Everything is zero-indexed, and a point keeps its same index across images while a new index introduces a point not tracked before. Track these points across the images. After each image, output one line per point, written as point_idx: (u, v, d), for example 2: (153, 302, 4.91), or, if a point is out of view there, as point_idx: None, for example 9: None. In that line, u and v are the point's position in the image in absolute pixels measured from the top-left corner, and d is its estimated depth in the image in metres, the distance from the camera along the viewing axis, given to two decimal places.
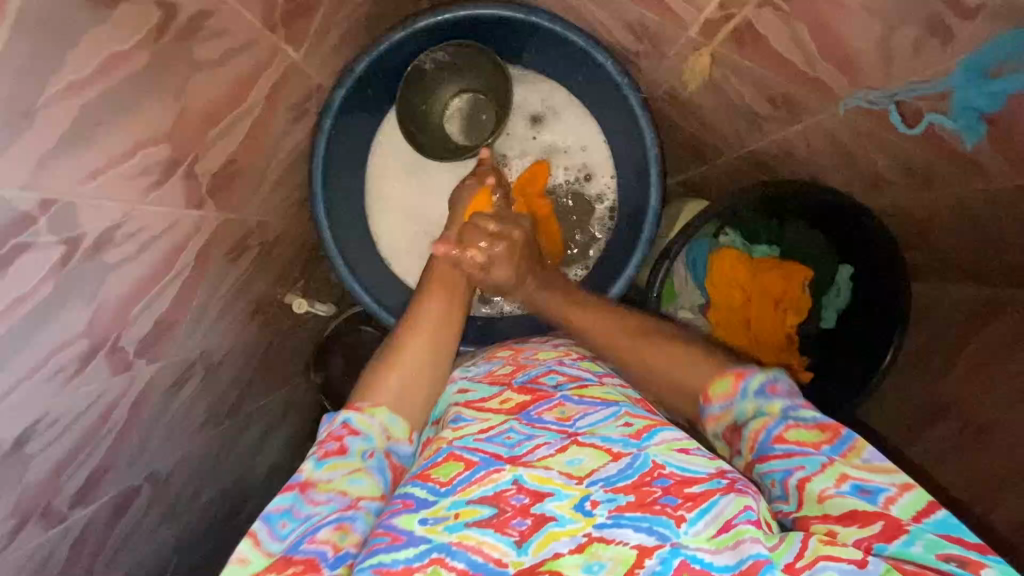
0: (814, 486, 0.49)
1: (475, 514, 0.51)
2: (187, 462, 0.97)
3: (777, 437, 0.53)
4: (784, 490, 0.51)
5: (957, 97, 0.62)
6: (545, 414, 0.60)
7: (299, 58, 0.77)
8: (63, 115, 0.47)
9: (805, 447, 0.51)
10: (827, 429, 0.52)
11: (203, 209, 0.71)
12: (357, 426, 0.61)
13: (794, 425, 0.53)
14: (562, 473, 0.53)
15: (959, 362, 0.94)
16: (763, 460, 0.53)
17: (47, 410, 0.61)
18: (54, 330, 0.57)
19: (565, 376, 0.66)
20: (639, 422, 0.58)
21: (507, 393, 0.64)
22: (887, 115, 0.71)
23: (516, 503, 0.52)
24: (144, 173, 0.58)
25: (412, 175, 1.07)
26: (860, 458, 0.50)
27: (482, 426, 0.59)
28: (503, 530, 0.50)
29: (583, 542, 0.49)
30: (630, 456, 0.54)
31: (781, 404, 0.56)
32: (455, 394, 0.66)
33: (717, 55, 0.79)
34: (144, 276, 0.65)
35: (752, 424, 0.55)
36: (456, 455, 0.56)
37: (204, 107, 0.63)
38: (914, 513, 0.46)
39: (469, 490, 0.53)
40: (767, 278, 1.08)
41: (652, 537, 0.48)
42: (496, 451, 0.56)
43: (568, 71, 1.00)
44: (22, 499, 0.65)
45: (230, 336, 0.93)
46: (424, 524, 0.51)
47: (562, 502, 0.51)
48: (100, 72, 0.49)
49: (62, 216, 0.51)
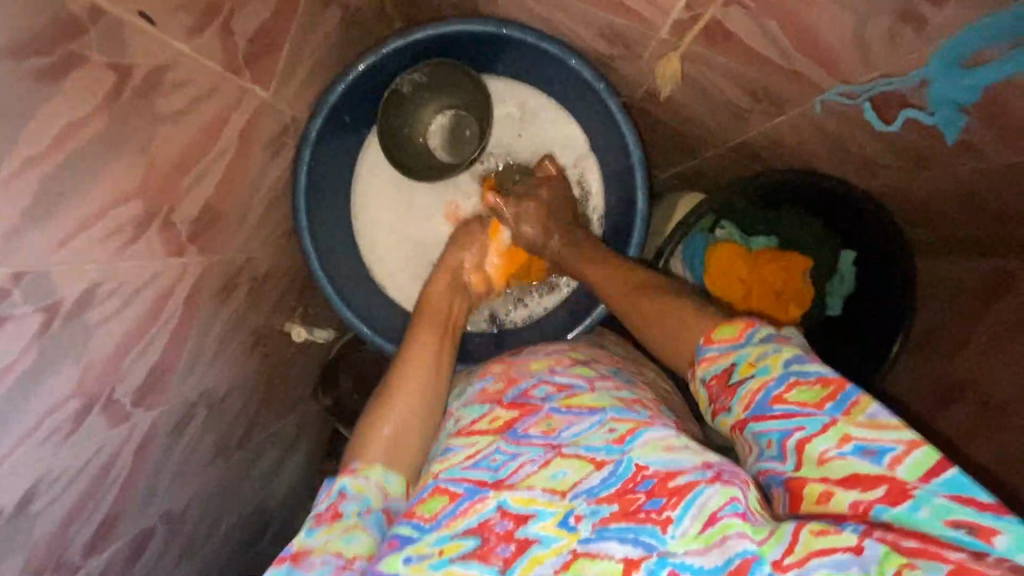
0: (814, 448, 0.46)
1: (459, 548, 0.51)
2: (200, 499, 0.98)
3: (775, 396, 0.50)
4: (780, 451, 0.48)
5: (936, 91, 0.62)
6: (531, 430, 0.59)
7: (269, 94, 0.77)
8: (23, 189, 0.47)
9: (806, 406, 0.48)
10: (830, 384, 0.48)
11: (186, 255, 0.71)
12: (351, 491, 0.61)
13: (796, 382, 0.49)
14: (545, 490, 0.53)
15: (969, 346, 0.92)
16: (758, 420, 0.50)
17: (46, 470, 0.62)
18: (44, 394, 0.58)
19: (554, 386, 0.64)
20: (623, 426, 0.56)
21: (496, 411, 0.63)
22: (863, 112, 0.72)
23: (500, 529, 0.51)
24: (118, 231, 0.58)
25: (397, 194, 1.06)
26: (865, 414, 0.46)
27: (469, 453, 0.59)
28: (487, 560, 0.50)
29: (568, 559, 0.49)
30: (613, 463, 0.53)
31: (785, 354, 0.51)
32: (453, 425, 0.66)
33: (690, 54, 0.77)
34: (132, 329, 0.66)
35: (749, 382, 0.52)
36: (440, 488, 0.55)
37: (174, 157, 0.63)
38: (923, 474, 0.42)
39: (454, 524, 0.53)
40: (767, 270, 1.05)
41: (638, 548, 0.48)
42: (480, 478, 0.55)
43: (544, 79, 0.99)
44: (33, 556, 0.66)
45: (229, 373, 0.93)
46: (409, 562, 0.51)
47: (545, 521, 0.51)
48: (59, 140, 0.49)
49: (37, 285, 0.52)
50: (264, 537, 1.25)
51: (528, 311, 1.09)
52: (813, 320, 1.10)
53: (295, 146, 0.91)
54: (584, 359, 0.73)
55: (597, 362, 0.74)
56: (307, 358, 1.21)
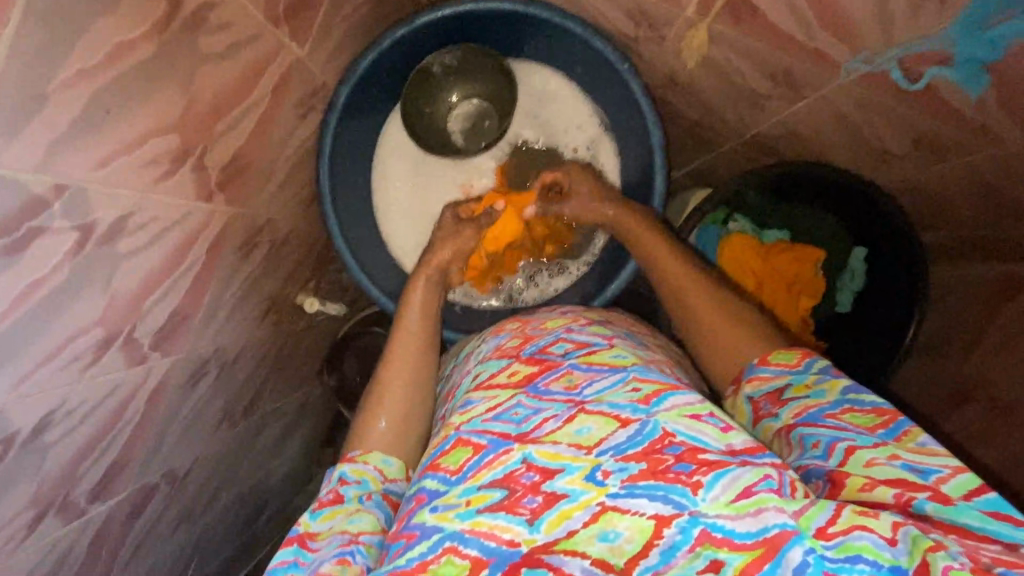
0: (863, 453, 0.51)
1: (486, 499, 0.51)
2: (204, 461, 0.98)
3: (829, 412, 0.56)
4: (826, 450, 0.53)
5: (960, 50, 0.61)
6: (553, 385, 0.58)
7: (303, 53, 0.79)
8: (73, 100, 0.49)
9: (860, 427, 0.54)
10: (884, 414, 0.54)
11: (213, 201, 0.73)
12: (351, 475, 0.64)
13: (850, 408, 0.56)
14: (570, 445, 0.53)
15: (981, 345, 0.93)
16: (809, 426, 0.56)
17: (66, 397, 0.62)
18: (71, 317, 0.58)
19: (574, 343, 0.64)
20: (648, 387, 0.56)
21: (515, 365, 0.62)
22: (889, 73, 0.70)
23: (526, 481, 0.51)
24: (153, 162, 0.60)
25: (418, 171, 1.08)
26: (915, 442, 0.51)
27: (489, 405, 0.58)
28: (515, 511, 0.50)
29: (597, 511, 0.49)
30: (639, 422, 0.53)
31: (844, 383, 0.58)
32: (471, 380, 0.66)
33: (714, 34, 0.80)
34: (157, 267, 0.67)
35: (803, 400, 0.58)
36: (463, 441, 0.56)
37: (211, 100, 0.65)
38: (965, 492, 0.47)
39: (479, 475, 0.53)
40: (779, 262, 1.07)
41: (669, 505, 0.48)
42: (504, 430, 0.55)
43: (568, 61, 1.01)
44: (42, 489, 0.66)
45: (244, 335, 0.94)
46: (435, 512, 0.52)
47: (573, 475, 0.51)
48: (109, 59, 0.51)
49: (75, 201, 0.53)
50: (260, 512, 1.25)
51: (538, 291, 1.10)
52: (820, 315, 1.12)
53: (322, 112, 0.93)
54: (601, 320, 0.73)
55: (612, 323, 0.74)
56: (316, 334, 1.22)
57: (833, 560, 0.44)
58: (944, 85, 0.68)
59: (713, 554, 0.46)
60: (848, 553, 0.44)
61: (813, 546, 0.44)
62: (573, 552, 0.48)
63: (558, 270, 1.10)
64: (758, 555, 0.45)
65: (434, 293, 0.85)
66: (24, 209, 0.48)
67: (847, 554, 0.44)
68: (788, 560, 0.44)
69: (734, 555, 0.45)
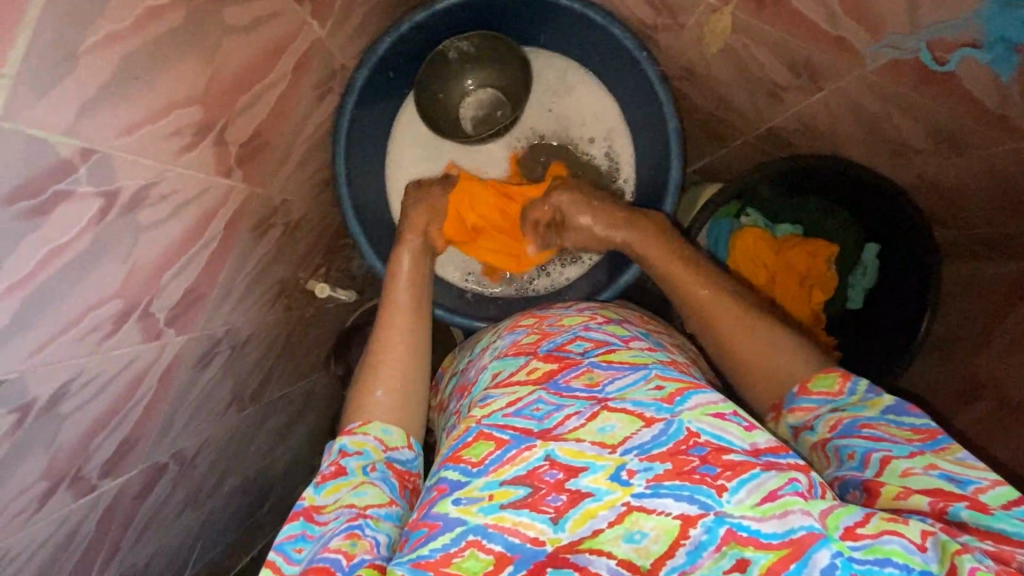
0: (899, 463, 0.51)
1: (509, 495, 0.50)
2: (212, 443, 0.98)
3: (864, 422, 0.55)
4: (862, 460, 0.53)
5: (989, 30, 0.61)
6: (573, 382, 0.58)
7: (323, 33, 0.79)
8: (103, 64, 0.49)
9: (897, 438, 0.53)
10: (923, 431, 0.53)
11: (231, 178, 0.73)
12: (352, 448, 0.63)
13: (889, 423, 0.55)
14: (594, 443, 0.52)
15: (995, 341, 0.93)
16: (845, 437, 0.55)
17: (82, 368, 0.62)
18: (91, 287, 0.58)
19: (592, 342, 0.64)
20: (671, 385, 0.56)
21: (533, 362, 0.62)
22: (918, 54, 0.69)
23: (550, 479, 0.51)
24: (176, 134, 0.60)
25: (430, 159, 1.08)
26: (955, 455, 0.51)
27: (510, 401, 0.58)
28: (539, 509, 0.50)
29: (622, 511, 0.48)
30: (663, 422, 0.52)
31: (887, 401, 0.57)
32: (488, 377, 0.65)
33: (736, 21, 0.80)
34: (175, 243, 0.67)
35: (838, 412, 0.58)
36: (485, 434, 0.54)
37: (235, 74, 0.65)
38: (1004, 502, 0.46)
39: (502, 470, 0.52)
40: (792, 255, 1.06)
41: (695, 506, 0.47)
42: (526, 427, 0.55)
43: (585, 51, 1.02)
44: (55, 460, 0.66)
45: (255, 317, 0.94)
46: (458, 504, 0.50)
47: (597, 475, 0.50)
48: (139, 25, 0.51)
49: (101, 167, 0.53)
50: (263, 499, 1.25)
51: (549, 280, 1.10)
52: (831, 310, 1.11)
53: (339, 95, 0.93)
54: (617, 319, 0.72)
55: (629, 323, 0.73)
56: (324, 322, 1.22)
57: (862, 561, 0.43)
58: (971, 70, 0.67)
59: (739, 553, 0.45)
60: (877, 556, 0.44)
61: (841, 549, 0.44)
62: (599, 551, 0.48)
63: (571, 259, 1.10)
64: (785, 555, 0.44)
65: (424, 257, 0.85)
66: (51, 171, 0.48)
67: (875, 556, 0.44)
68: (815, 560, 0.44)
69: (761, 554, 0.45)
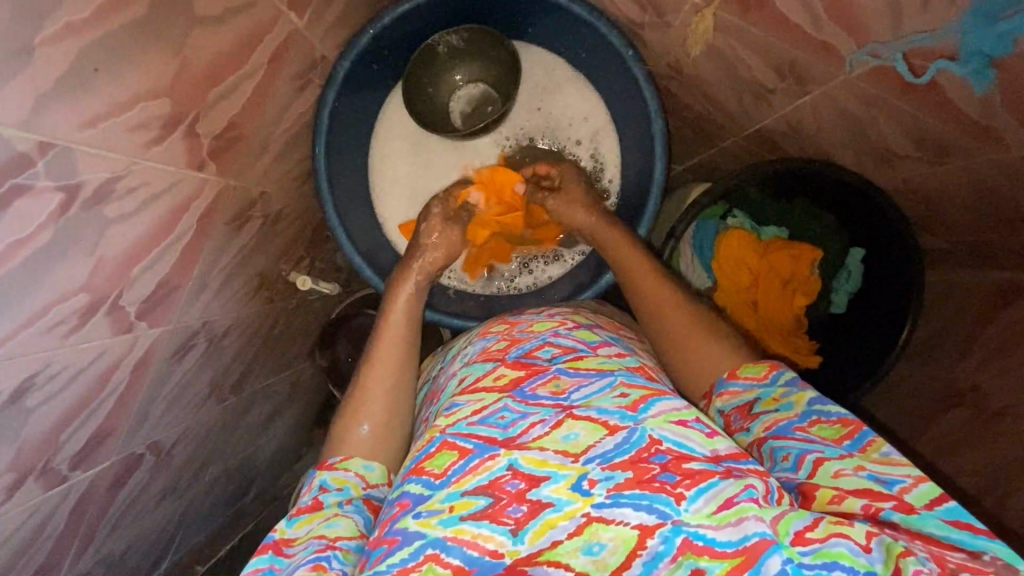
0: (831, 465, 0.51)
1: (470, 506, 0.50)
2: (190, 435, 0.97)
3: (799, 425, 0.56)
4: (796, 462, 0.53)
5: (964, 44, 0.60)
6: (540, 390, 0.58)
7: (302, 24, 0.78)
8: (61, 55, 0.48)
9: (827, 439, 0.54)
10: (848, 423, 0.54)
11: (204, 171, 0.72)
12: (332, 484, 0.63)
13: (818, 420, 0.56)
14: (557, 452, 0.52)
15: (976, 350, 0.94)
16: (780, 438, 0.56)
17: (47, 363, 0.61)
18: (54, 281, 0.57)
19: (560, 348, 0.63)
20: (636, 392, 0.56)
21: (500, 368, 0.61)
22: (894, 66, 0.69)
23: (511, 489, 0.50)
24: (143, 126, 0.59)
25: (414, 155, 1.07)
26: (879, 452, 0.51)
27: (475, 408, 0.57)
28: (498, 520, 0.49)
29: (583, 522, 0.48)
30: (626, 430, 0.52)
31: (810, 394, 0.58)
32: (456, 383, 0.65)
33: (721, 22, 0.78)
34: (143, 236, 0.66)
35: (772, 413, 0.58)
36: (449, 444, 0.54)
37: (204, 67, 0.64)
38: (928, 501, 0.47)
39: (463, 481, 0.51)
40: (777, 257, 1.04)
41: (653, 515, 0.47)
42: (490, 435, 0.54)
43: (572, 46, 1.00)
44: (22, 453, 0.65)
45: (234, 309, 0.93)
46: (419, 518, 0.50)
47: (559, 484, 0.50)
48: (99, 15, 0.50)
49: (60, 161, 0.52)
50: (245, 488, 1.25)
51: (532, 278, 1.10)
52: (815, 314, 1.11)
53: (319, 87, 0.91)
54: (588, 324, 0.71)
55: (599, 326, 0.72)
56: (308, 315, 1.22)
57: (811, 566, 0.44)
58: (947, 79, 0.66)
59: (694, 563, 0.45)
60: (825, 560, 0.44)
61: (791, 555, 0.44)
62: (557, 563, 0.48)
63: (552, 258, 1.09)
64: (738, 563, 0.45)
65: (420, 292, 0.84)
66: (8, 165, 0.47)
67: (824, 560, 0.44)
68: (766, 568, 0.44)
69: (715, 563, 0.45)
